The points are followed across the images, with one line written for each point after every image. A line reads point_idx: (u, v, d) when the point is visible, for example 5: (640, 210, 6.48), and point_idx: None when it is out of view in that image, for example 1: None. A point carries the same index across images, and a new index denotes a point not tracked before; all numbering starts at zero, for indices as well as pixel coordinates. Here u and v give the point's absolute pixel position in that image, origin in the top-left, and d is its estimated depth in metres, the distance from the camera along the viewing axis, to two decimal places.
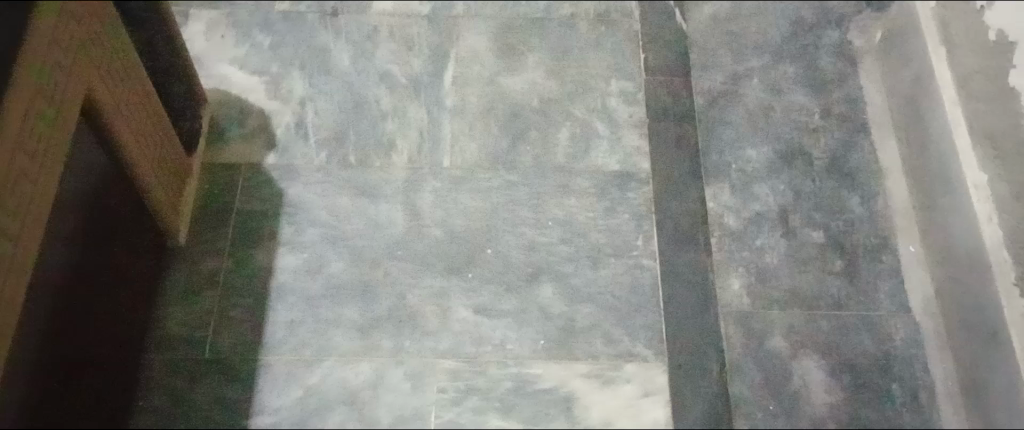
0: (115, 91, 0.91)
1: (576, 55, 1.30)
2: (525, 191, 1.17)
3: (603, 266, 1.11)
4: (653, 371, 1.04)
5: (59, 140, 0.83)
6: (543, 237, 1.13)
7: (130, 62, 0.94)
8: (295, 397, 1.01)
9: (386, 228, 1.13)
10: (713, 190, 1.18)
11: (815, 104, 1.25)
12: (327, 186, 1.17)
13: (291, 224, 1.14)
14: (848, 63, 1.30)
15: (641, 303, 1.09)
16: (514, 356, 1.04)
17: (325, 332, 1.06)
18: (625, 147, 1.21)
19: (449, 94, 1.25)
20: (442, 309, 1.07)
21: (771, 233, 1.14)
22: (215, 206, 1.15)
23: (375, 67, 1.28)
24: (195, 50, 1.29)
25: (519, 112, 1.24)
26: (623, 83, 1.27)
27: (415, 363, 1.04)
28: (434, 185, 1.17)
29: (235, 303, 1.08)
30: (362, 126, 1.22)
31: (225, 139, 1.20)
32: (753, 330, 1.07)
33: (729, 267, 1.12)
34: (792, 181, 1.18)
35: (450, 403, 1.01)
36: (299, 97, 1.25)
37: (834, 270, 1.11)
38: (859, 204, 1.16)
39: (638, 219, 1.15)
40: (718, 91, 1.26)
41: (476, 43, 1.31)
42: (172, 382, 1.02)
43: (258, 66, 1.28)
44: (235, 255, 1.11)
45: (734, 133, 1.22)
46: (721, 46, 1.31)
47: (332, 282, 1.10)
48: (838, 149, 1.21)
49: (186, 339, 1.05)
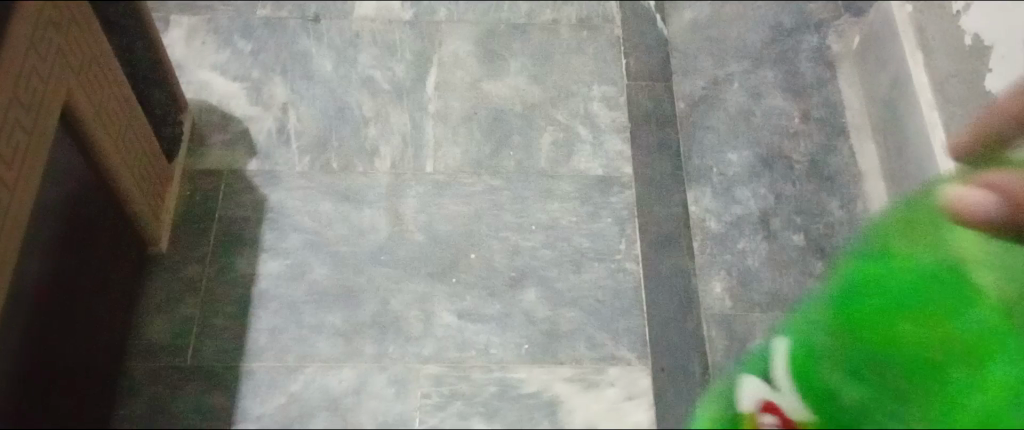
0: (93, 97, 0.90)
1: (558, 60, 1.31)
2: (509, 195, 1.17)
3: (586, 270, 1.11)
4: (636, 374, 1.04)
5: (37, 148, 0.82)
6: (526, 242, 1.13)
7: (107, 69, 0.93)
8: (277, 404, 1.01)
9: (369, 233, 1.13)
10: (695, 194, 1.18)
11: (794, 108, 1.27)
12: (310, 192, 1.17)
13: (273, 230, 1.13)
14: (826, 68, 1.31)
15: (624, 307, 1.09)
16: (498, 361, 1.05)
17: (307, 338, 1.06)
18: (607, 152, 1.22)
19: (432, 100, 1.26)
20: (426, 314, 1.07)
21: (752, 236, 1.15)
22: (196, 213, 1.14)
23: (357, 73, 1.28)
24: (175, 56, 1.28)
25: (502, 117, 1.24)
26: (605, 88, 1.28)
27: (399, 368, 1.04)
28: (418, 189, 1.17)
29: (217, 309, 1.07)
30: (344, 131, 1.22)
31: (207, 145, 1.20)
32: (736, 333, 1.08)
33: (710, 270, 1.12)
34: (772, 184, 1.19)
35: (434, 408, 1.01)
36: (281, 103, 1.25)
37: (815, 273, 1.12)
38: (839, 207, 1.17)
39: (620, 223, 1.15)
40: (699, 96, 1.27)
41: (458, 49, 1.31)
42: (155, 389, 1.02)
43: (239, 72, 1.27)
44: (218, 261, 1.11)
45: (715, 137, 1.23)
46: (701, 52, 1.32)
47: (315, 288, 1.09)
48: (817, 152, 1.22)
49: (167, 346, 1.05)
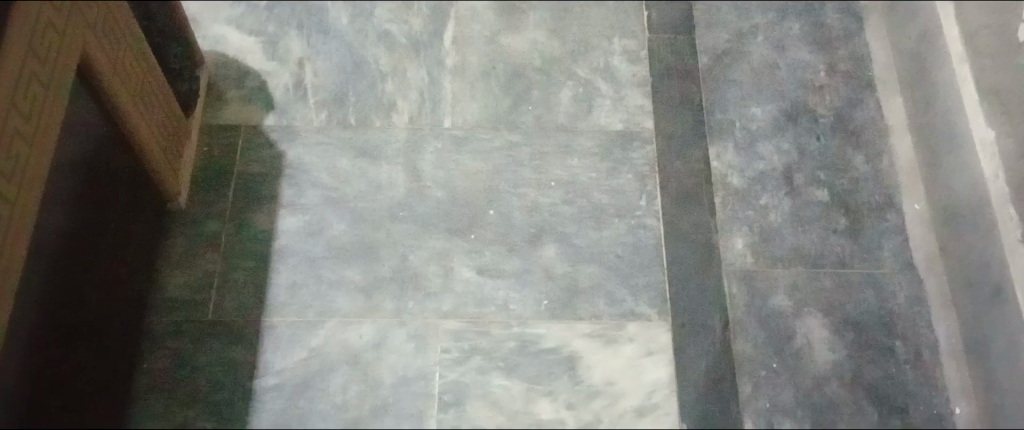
0: (113, 55, 0.90)
1: (578, 12, 1.28)
2: (527, 151, 1.16)
3: (606, 227, 1.11)
4: (656, 330, 1.04)
5: (56, 104, 0.82)
6: (545, 198, 1.12)
7: (125, 26, 0.93)
8: (297, 359, 1.02)
9: (387, 189, 1.13)
10: (717, 149, 1.16)
11: (820, 61, 1.24)
12: (327, 148, 1.16)
13: (291, 186, 1.13)
14: (853, 20, 1.28)
15: (645, 263, 1.08)
16: (517, 317, 1.05)
17: (326, 294, 1.06)
18: (628, 106, 1.20)
19: (450, 54, 1.24)
20: (445, 270, 1.07)
21: (775, 192, 1.13)
22: (214, 169, 1.14)
23: (374, 27, 1.26)
24: (191, 11, 1.27)
25: (521, 71, 1.22)
26: (625, 41, 1.25)
27: (418, 324, 1.04)
28: (436, 145, 1.16)
29: (236, 266, 1.08)
30: (362, 86, 1.21)
31: (223, 101, 1.19)
32: (757, 290, 1.07)
33: (733, 226, 1.11)
34: (797, 139, 1.17)
35: (453, 363, 1.02)
36: (298, 57, 1.23)
37: (838, 229, 1.11)
38: (864, 162, 1.16)
39: (641, 179, 1.14)
40: (722, 49, 1.25)
41: (476, 1, 1.28)
42: (175, 343, 1.03)
43: (255, 26, 1.26)
44: (237, 218, 1.11)
45: (739, 91, 1.21)
46: (725, 3, 1.29)
47: (333, 244, 1.09)
48: (843, 106, 1.20)
49: (187, 302, 1.05)
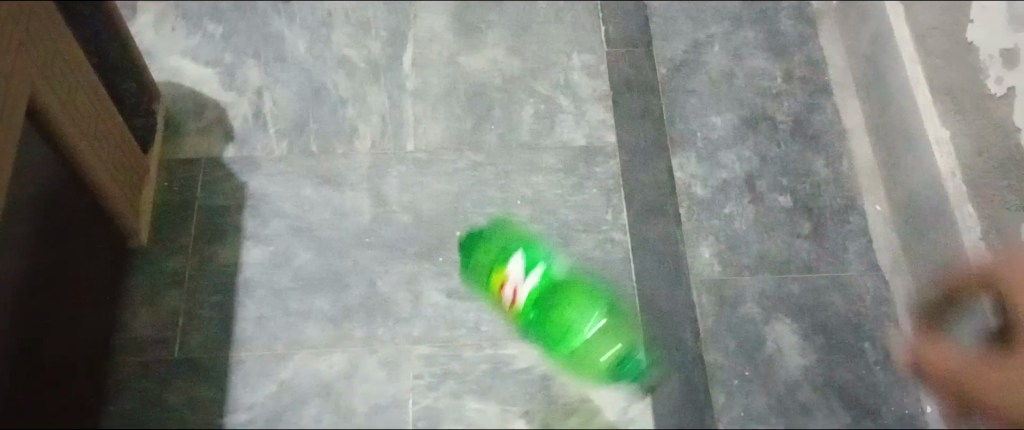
0: (63, 94, 0.88)
1: (536, 29, 1.28)
2: (492, 171, 1.16)
3: (574, 243, 1.11)
4: (628, 344, 1.04)
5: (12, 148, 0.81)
6: (512, 217, 1.12)
7: (74, 63, 0.91)
8: (268, 392, 1.00)
9: (352, 216, 1.12)
10: (680, 160, 1.17)
11: (777, 68, 1.25)
12: (290, 177, 1.15)
13: (255, 217, 1.12)
14: (807, 26, 1.30)
15: (614, 277, 1.08)
16: (489, 338, 1.04)
17: (294, 324, 1.05)
18: (590, 121, 1.20)
19: (409, 76, 1.23)
20: (414, 295, 1.07)
21: (739, 200, 1.14)
22: (176, 204, 1.12)
23: (332, 53, 1.26)
24: (145, 44, 1.25)
25: (482, 91, 1.22)
26: (584, 56, 1.26)
27: (390, 350, 1.03)
28: (400, 169, 1.15)
29: (202, 302, 1.06)
30: (322, 113, 1.20)
31: (182, 134, 1.18)
32: (726, 298, 1.08)
33: (699, 236, 1.12)
34: (757, 146, 1.18)
35: (427, 389, 1.01)
36: (255, 86, 1.22)
37: (803, 234, 1.12)
38: (825, 166, 1.17)
39: (606, 194, 1.14)
40: (680, 60, 1.26)
41: (433, 23, 1.28)
42: (142, 384, 1.01)
43: (211, 57, 1.24)
44: (201, 253, 1.09)
45: (698, 101, 1.22)
46: (681, 15, 1.30)
47: (300, 274, 1.08)
48: (801, 111, 1.22)
49: (152, 341, 1.03)
